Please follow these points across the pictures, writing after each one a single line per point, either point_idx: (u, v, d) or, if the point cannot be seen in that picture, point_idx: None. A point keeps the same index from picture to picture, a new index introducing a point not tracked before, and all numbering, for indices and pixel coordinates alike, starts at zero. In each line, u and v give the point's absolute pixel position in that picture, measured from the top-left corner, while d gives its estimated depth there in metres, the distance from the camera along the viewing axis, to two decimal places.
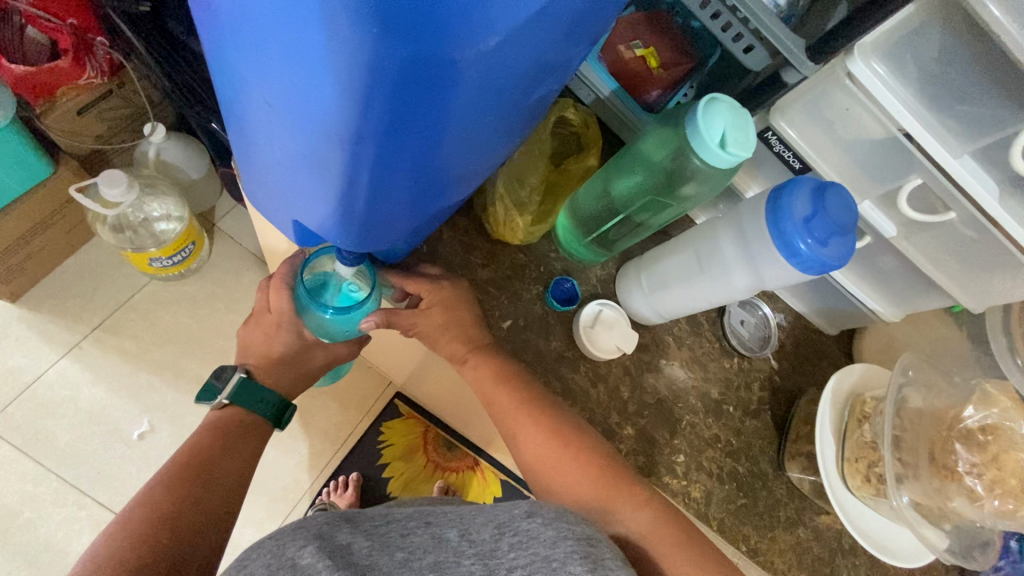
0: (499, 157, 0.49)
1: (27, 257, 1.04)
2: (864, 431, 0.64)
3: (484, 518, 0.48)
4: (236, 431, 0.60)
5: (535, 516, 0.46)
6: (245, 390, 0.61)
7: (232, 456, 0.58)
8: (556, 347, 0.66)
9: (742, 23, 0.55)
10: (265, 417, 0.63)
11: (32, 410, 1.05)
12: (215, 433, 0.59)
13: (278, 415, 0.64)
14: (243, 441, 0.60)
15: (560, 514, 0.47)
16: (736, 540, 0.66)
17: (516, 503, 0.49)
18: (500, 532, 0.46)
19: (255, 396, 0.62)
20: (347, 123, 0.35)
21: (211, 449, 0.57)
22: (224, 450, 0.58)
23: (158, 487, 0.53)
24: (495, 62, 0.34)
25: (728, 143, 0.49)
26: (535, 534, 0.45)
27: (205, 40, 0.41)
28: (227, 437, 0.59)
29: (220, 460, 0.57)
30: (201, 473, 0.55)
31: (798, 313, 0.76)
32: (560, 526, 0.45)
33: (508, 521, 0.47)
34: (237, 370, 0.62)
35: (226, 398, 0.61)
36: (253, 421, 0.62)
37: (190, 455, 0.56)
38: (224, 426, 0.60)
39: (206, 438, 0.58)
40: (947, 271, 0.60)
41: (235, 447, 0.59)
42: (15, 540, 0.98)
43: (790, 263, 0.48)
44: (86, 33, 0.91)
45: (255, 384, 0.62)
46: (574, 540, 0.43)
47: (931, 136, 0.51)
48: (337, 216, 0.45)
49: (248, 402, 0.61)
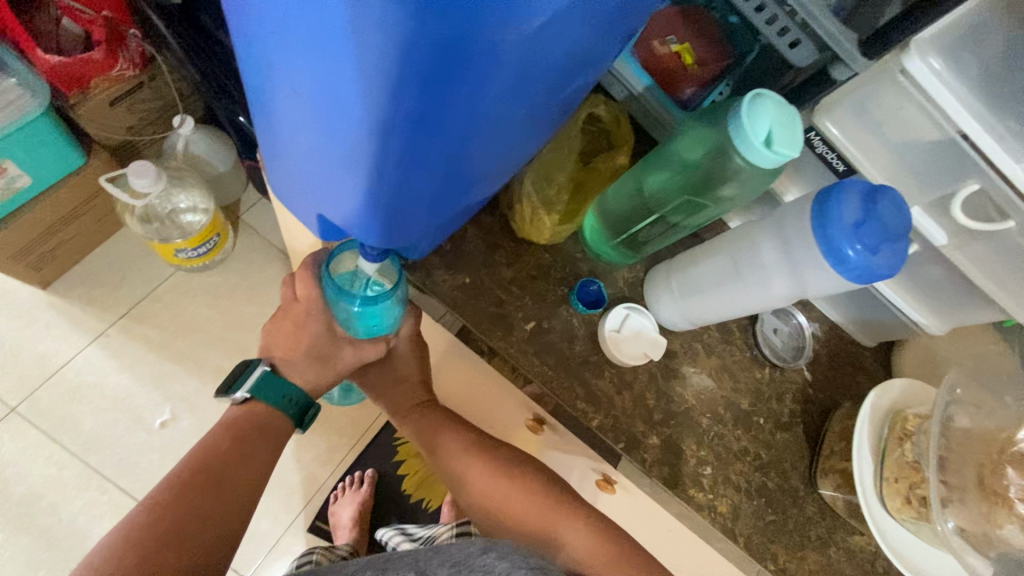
0: (530, 151, 0.47)
1: (58, 245, 1.06)
2: (905, 450, 0.61)
3: (440, 558, 0.46)
4: (253, 434, 0.59)
5: (490, 552, 0.45)
6: (269, 384, 0.60)
7: (248, 458, 0.57)
8: (580, 351, 0.63)
9: (789, 15, 0.52)
10: (286, 415, 0.62)
11: (60, 395, 1.07)
12: (233, 433, 0.58)
13: (297, 413, 0.63)
14: (262, 442, 0.59)
15: (516, 549, 0.45)
16: (763, 558, 0.63)
17: (471, 543, 0.47)
18: (457, 569, 0.43)
19: (279, 391, 0.61)
20: (376, 110, 0.34)
21: (224, 454, 0.57)
22: (238, 456, 0.57)
23: (169, 491, 0.52)
24: (535, 48, 0.32)
25: (775, 143, 0.46)
26: (490, 567, 0.43)
27: (233, 26, 0.40)
28: (245, 438, 0.58)
29: (232, 466, 0.56)
30: (213, 480, 0.55)
31: (835, 322, 0.72)
32: (514, 558, 0.44)
33: (464, 559, 0.44)
34: (259, 363, 0.61)
35: (248, 391, 0.60)
36: (271, 418, 0.61)
37: (205, 459, 0.56)
38: (243, 426, 0.59)
39: (223, 440, 0.58)
40: (1001, 283, 0.57)
41: (248, 453, 0.58)
42: (39, 522, 1.00)
43: (838, 272, 0.45)
44: (120, 24, 0.91)
45: (279, 378, 0.61)
46: (528, 570, 0.42)
47: (991, 139, 0.48)
48: (362, 209, 0.44)
49: (271, 396, 0.60)
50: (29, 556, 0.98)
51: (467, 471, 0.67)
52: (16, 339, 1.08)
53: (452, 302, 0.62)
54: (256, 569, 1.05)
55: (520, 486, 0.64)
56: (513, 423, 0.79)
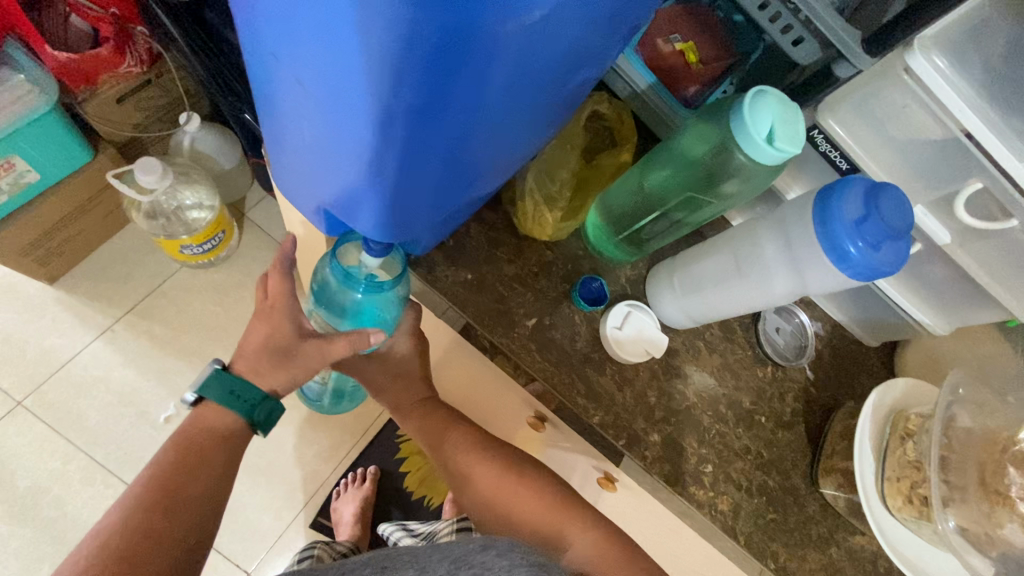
0: (533, 146, 0.47)
1: (65, 240, 1.07)
2: (907, 450, 0.61)
3: (440, 555, 0.45)
4: (211, 441, 0.56)
5: (490, 549, 0.43)
6: (219, 382, 0.57)
7: (201, 472, 0.54)
8: (582, 348, 0.64)
9: (793, 12, 0.52)
10: (241, 418, 0.58)
11: (66, 389, 1.07)
12: (182, 447, 0.55)
13: (250, 414, 0.59)
14: (215, 451, 0.56)
15: (515, 545, 0.44)
16: (764, 557, 0.63)
17: (471, 538, 0.46)
18: (456, 565, 0.42)
19: (227, 388, 0.57)
20: (378, 100, 0.34)
21: (179, 468, 0.54)
22: (189, 472, 0.54)
23: (121, 515, 0.50)
24: (537, 40, 0.32)
25: (776, 139, 0.46)
26: (489, 564, 0.41)
27: (238, 20, 0.40)
28: (196, 452, 0.55)
29: (187, 484, 0.53)
30: (167, 500, 0.52)
31: (837, 322, 0.72)
32: (513, 555, 0.42)
33: (464, 556, 0.43)
34: (213, 361, 0.58)
35: (196, 390, 0.57)
36: (228, 423, 0.58)
37: (155, 478, 0.53)
38: (192, 439, 0.56)
39: (171, 456, 0.54)
40: (1003, 282, 0.57)
41: (206, 463, 0.55)
42: (44, 515, 1.01)
43: (839, 269, 0.45)
44: (127, 22, 0.92)
45: (227, 375, 0.57)
46: (527, 566, 0.41)
47: (995, 138, 0.48)
48: (364, 203, 0.44)
49: (218, 395, 0.57)
50: (34, 548, 0.99)
51: (468, 467, 0.67)
52: (22, 334, 1.09)
53: (454, 297, 0.62)
54: (258, 565, 1.05)
55: (520, 483, 0.64)
56: (515, 420, 0.79)
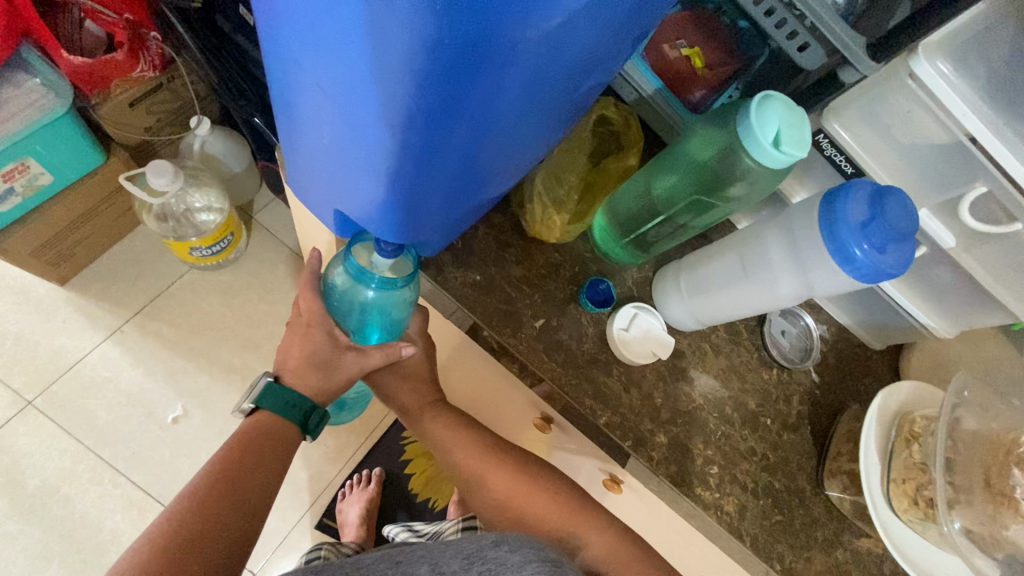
0: (543, 150, 0.48)
1: (77, 242, 1.08)
2: (912, 452, 0.61)
3: (453, 550, 0.45)
4: (270, 443, 0.59)
5: (502, 545, 0.44)
6: (273, 394, 0.60)
7: (260, 469, 0.57)
8: (589, 350, 0.64)
9: (798, 19, 0.51)
10: (294, 423, 0.61)
11: (75, 389, 1.09)
12: (244, 443, 0.58)
13: (303, 421, 0.62)
14: (272, 450, 0.59)
15: (527, 542, 0.45)
16: (770, 558, 0.64)
17: (484, 535, 0.47)
18: (469, 561, 0.43)
19: (284, 399, 0.60)
20: (398, 104, 0.34)
21: (238, 465, 0.56)
22: (250, 466, 0.56)
23: (189, 501, 0.52)
24: (552, 45, 0.33)
25: (783, 143, 0.47)
26: (503, 560, 0.42)
27: (259, 25, 0.41)
28: (257, 449, 0.58)
29: (246, 480, 0.56)
30: (230, 493, 0.54)
31: (842, 325, 0.72)
32: (526, 552, 0.43)
33: (477, 552, 0.44)
34: (266, 375, 0.61)
35: (253, 402, 0.60)
36: (282, 429, 0.60)
37: (220, 470, 0.55)
38: (253, 437, 0.59)
39: (235, 451, 0.57)
40: (1006, 284, 0.57)
41: (263, 463, 0.57)
42: (53, 514, 1.02)
43: (844, 270, 0.46)
44: (141, 27, 0.91)
45: (283, 388, 0.60)
46: (539, 563, 0.41)
47: (999, 142, 0.49)
48: (380, 205, 0.45)
49: (276, 406, 0.60)
50: (43, 546, 1.00)
51: (475, 468, 0.67)
52: (32, 334, 1.10)
53: (462, 299, 0.63)
54: (264, 566, 1.06)
55: (527, 483, 0.65)
56: (521, 421, 0.79)
